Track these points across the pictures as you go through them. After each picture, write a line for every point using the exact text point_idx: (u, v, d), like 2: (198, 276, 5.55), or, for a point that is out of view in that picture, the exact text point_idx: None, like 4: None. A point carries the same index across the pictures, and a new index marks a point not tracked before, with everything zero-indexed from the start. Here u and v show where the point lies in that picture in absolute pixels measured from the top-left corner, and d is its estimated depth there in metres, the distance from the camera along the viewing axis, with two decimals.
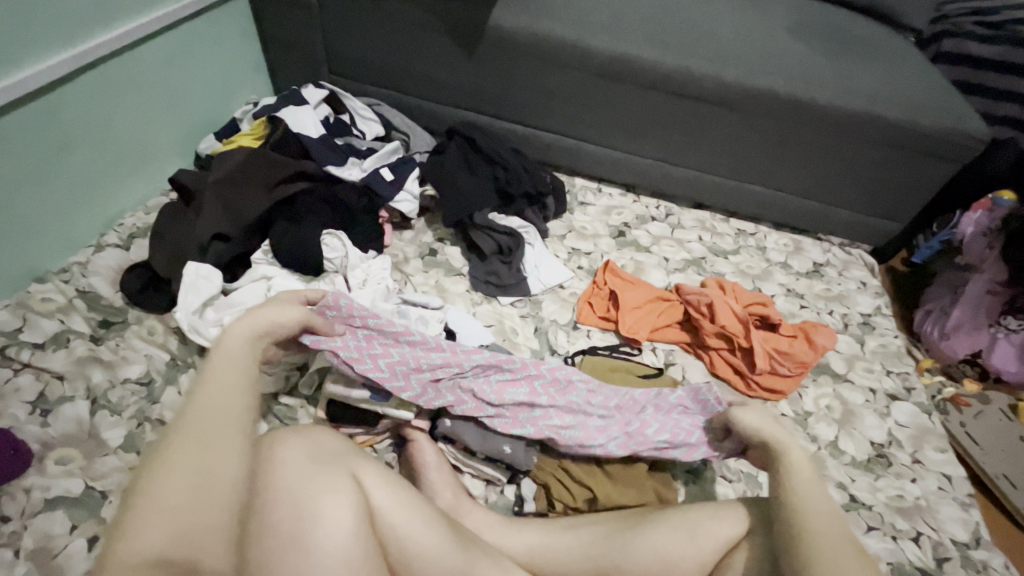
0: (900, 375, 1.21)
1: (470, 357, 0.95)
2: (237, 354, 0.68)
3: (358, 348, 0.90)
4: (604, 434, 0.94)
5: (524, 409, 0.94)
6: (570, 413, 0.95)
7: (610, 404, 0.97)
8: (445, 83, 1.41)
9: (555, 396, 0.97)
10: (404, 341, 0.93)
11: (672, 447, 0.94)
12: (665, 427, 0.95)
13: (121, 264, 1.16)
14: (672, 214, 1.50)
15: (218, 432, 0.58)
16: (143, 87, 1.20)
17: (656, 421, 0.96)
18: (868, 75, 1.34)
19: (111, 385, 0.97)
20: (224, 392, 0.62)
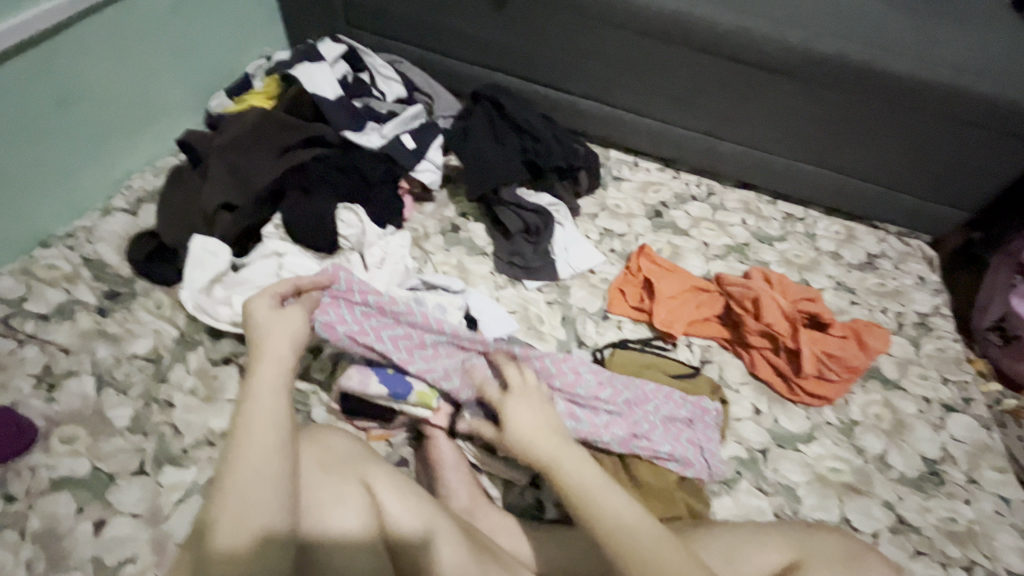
0: (958, 384, 1.11)
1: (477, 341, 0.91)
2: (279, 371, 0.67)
3: (359, 322, 0.89)
4: (607, 431, 0.89)
5: None
6: (574, 406, 0.90)
7: (618, 400, 0.91)
8: (473, 38, 1.28)
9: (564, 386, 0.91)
10: (405, 321, 0.90)
11: (669, 459, 0.89)
12: (671, 436, 0.90)
13: (128, 230, 1.10)
14: (714, 193, 1.38)
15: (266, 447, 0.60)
16: (145, 39, 1.11)
17: (661, 426, 0.91)
18: (956, 41, 1.17)
19: (117, 361, 0.93)
20: (265, 444, 0.60)
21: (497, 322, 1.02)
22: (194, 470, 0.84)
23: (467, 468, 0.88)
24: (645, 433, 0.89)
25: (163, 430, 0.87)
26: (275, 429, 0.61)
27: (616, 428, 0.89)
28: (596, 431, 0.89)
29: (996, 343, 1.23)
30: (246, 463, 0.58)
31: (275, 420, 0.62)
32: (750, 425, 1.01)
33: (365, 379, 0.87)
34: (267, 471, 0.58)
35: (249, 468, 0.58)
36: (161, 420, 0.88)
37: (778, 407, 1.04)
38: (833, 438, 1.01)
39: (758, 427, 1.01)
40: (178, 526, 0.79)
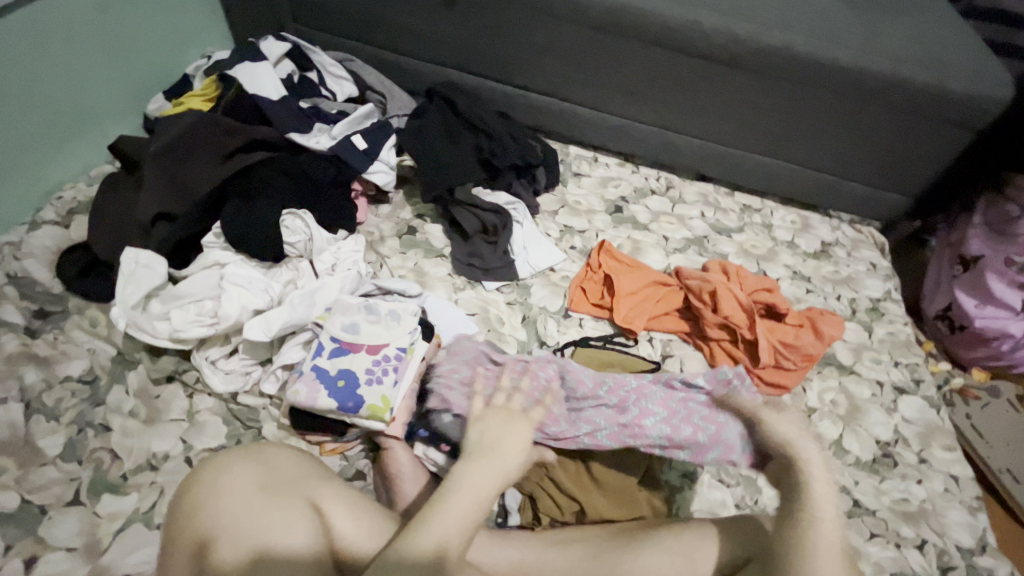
0: (908, 366, 1.14)
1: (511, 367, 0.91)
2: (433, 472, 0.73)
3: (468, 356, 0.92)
4: (591, 426, 0.87)
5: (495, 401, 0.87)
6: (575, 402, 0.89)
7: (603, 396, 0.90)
8: (424, 34, 1.25)
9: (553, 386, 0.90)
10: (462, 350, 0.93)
11: (676, 446, 0.87)
12: (673, 422, 0.88)
13: (60, 244, 1.03)
14: (673, 186, 1.38)
15: (284, 497, 0.67)
16: (68, 40, 1.03)
17: (660, 414, 0.89)
18: (898, 33, 1.19)
19: (49, 385, 0.87)
20: (461, 490, 0.70)
21: (455, 328, 1.01)
22: (136, 497, 0.80)
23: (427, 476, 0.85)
24: (636, 421, 0.87)
25: (101, 457, 0.82)
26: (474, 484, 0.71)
27: (600, 421, 0.88)
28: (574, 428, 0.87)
29: (943, 330, 1.28)
30: (264, 506, 0.65)
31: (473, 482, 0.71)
32: None
33: (314, 393, 0.83)
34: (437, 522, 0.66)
35: (260, 510, 0.65)
36: (99, 445, 0.83)
37: None
38: None
39: None
40: (118, 558, 0.75)
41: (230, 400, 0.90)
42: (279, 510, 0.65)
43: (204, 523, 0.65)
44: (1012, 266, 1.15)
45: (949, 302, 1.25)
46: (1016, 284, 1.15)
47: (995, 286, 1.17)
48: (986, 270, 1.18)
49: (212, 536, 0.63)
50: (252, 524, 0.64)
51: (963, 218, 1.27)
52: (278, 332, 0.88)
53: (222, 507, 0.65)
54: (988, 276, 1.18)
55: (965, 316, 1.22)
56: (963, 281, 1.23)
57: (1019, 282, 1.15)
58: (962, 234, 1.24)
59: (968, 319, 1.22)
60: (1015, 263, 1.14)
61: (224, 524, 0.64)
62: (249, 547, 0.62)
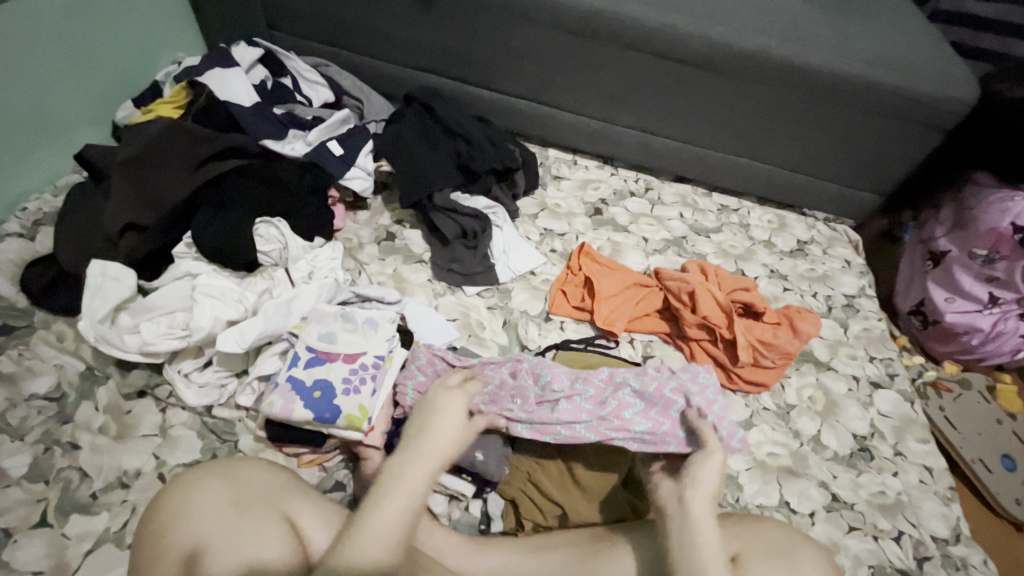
0: (883, 361, 1.16)
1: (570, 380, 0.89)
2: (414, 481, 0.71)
3: (537, 370, 0.89)
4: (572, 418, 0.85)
5: (552, 408, 0.87)
6: (604, 430, 0.84)
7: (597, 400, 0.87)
8: (400, 39, 1.24)
9: (583, 397, 0.87)
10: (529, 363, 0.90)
11: (651, 439, 0.83)
12: (645, 413, 0.85)
13: (24, 256, 1.00)
14: (652, 187, 1.39)
15: (265, 508, 0.66)
16: (29, 46, 1.00)
17: (628, 409, 0.86)
18: (866, 35, 1.22)
19: (13, 404, 0.84)
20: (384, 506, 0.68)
21: (432, 332, 1.01)
22: (107, 516, 0.77)
23: None
24: (614, 414, 0.85)
25: (69, 476, 0.80)
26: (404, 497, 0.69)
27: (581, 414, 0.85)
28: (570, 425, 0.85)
29: (917, 325, 1.31)
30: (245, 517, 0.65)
31: (402, 496, 0.70)
32: None
33: (289, 404, 0.82)
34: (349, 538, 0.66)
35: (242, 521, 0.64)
36: (66, 464, 0.80)
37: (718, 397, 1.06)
38: (771, 423, 1.03)
39: None
40: None
41: (204, 414, 0.88)
42: (261, 521, 0.65)
43: (175, 540, 0.63)
44: (975, 258, 1.18)
45: (921, 297, 1.28)
46: (980, 276, 1.18)
47: (962, 279, 1.20)
48: (953, 263, 1.22)
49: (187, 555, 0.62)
50: (232, 538, 0.63)
51: (931, 219, 1.32)
52: (253, 344, 0.87)
53: (195, 526, 0.63)
54: (955, 271, 1.21)
55: (937, 311, 1.24)
56: (934, 276, 1.26)
57: (985, 275, 1.17)
58: (933, 230, 1.29)
59: (938, 314, 1.24)
60: (975, 255, 1.18)
61: (205, 536, 0.63)
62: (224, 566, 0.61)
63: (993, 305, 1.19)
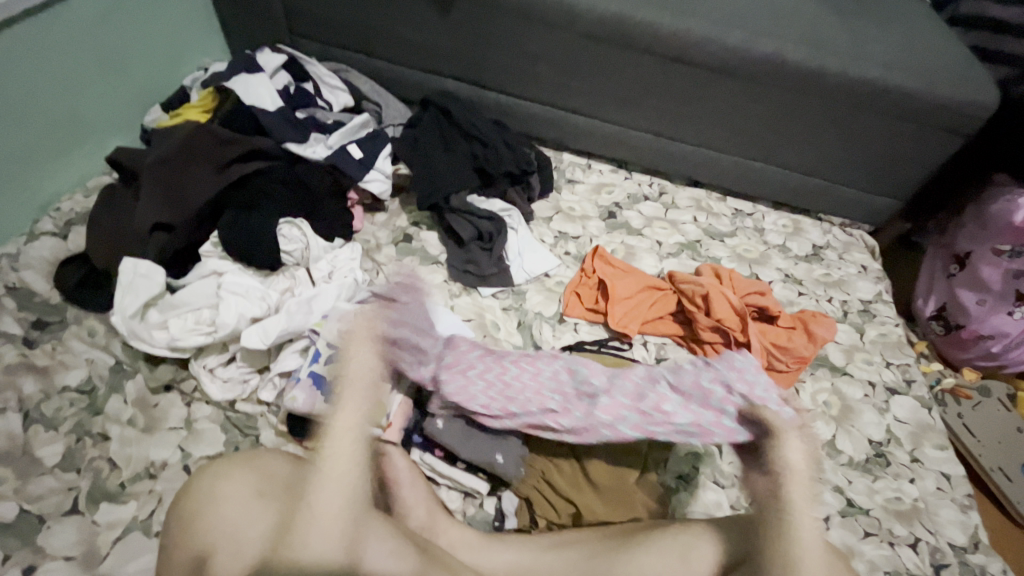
0: (900, 367, 1.15)
1: (607, 378, 0.93)
2: (342, 465, 0.69)
3: (572, 369, 0.93)
4: (615, 416, 0.88)
5: (594, 405, 0.89)
6: (648, 426, 0.88)
7: (635, 396, 0.91)
8: (418, 45, 1.27)
9: (621, 393, 0.91)
10: (565, 365, 0.94)
11: (699, 433, 0.88)
12: (689, 408, 0.90)
13: (57, 255, 1.04)
14: (666, 191, 1.40)
15: (260, 498, 0.69)
16: (67, 53, 1.05)
17: (674, 405, 0.90)
18: (883, 40, 1.22)
19: (46, 395, 0.87)
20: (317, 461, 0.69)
21: (449, 331, 1.02)
22: (134, 505, 0.80)
23: (423, 481, 0.87)
24: (655, 409, 0.89)
25: (99, 466, 0.83)
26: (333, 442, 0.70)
27: (623, 411, 0.89)
28: (616, 421, 0.88)
29: (938, 331, 1.30)
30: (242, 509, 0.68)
31: (331, 441, 0.70)
32: None
33: (312, 400, 0.85)
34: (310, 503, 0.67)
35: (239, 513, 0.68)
36: (97, 454, 0.84)
37: None
38: None
39: None
40: (117, 566, 0.75)
41: (227, 408, 0.90)
42: (257, 509, 0.68)
43: (200, 529, 0.68)
44: (998, 255, 1.17)
45: (942, 301, 1.27)
46: (1005, 274, 1.16)
47: (986, 278, 1.19)
48: (979, 263, 1.20)
49: (208, 545, 0.66)
50: (238, 527, 0.67)
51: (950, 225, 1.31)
52: (276, 341, 0.89)
53: (214, 516, 0.68)
54: (977, 271, 1.20)
55: (961, 315, 1.24)
56: (959, 279, 1.24)
57: (1009, 271, 1.15)
58: (953, 233, 1.28)
59: (964, 318, 1.23)
60: (999, 251, 1.17)
61: (218, 528, 0.67)
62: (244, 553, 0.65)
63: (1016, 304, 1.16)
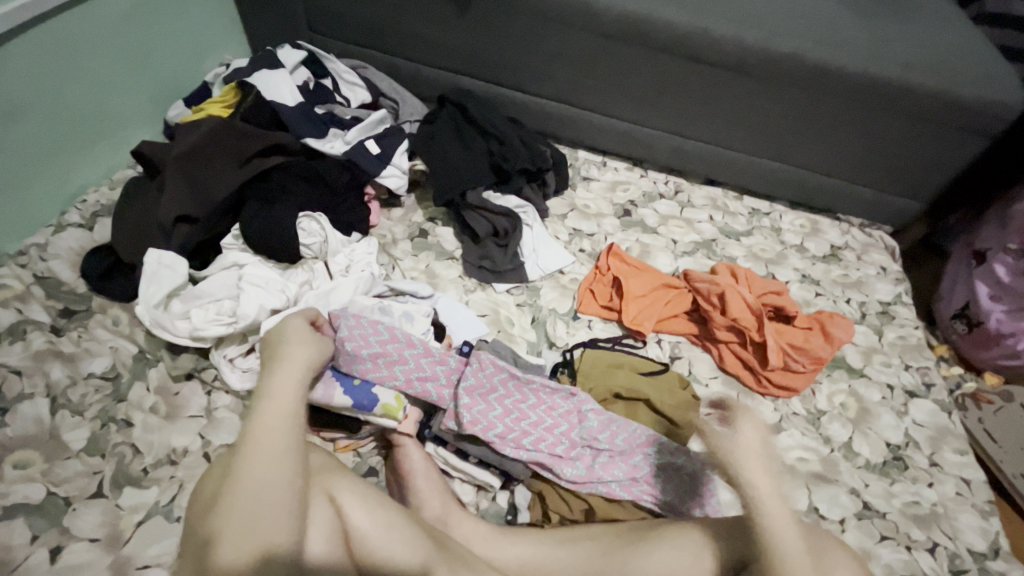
0: (919, 370, 1.14)
1: (608, 430, 0.91)
2: (282, 403, 0.66)
3: (576, 413, 0.92)
4: (608, 474, 0.88)
5: (588, 458, 0.89)
6: (635, 490, 0.88)
7: (631, 455, 0.90)
8: (436, 42, 1.27)
9: (618, 448, 0.90)
10: (570, 408, 0.92)
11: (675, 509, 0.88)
12: (674, 485, 0.89)
13: (84, 245, 1.07)
14: (682, 190, 1.39)
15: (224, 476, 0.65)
16: (94, 49, 1.07)
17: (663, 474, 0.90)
18: (906, 38, 1.20)
19: (73, 381, 0.90)
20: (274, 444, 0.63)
21: (463, 326, 1.03)
22: (156, 490, 0.82)
23: (438, 473, 0.88)
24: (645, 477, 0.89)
25: (123, 451, 0.85)
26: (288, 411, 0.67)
27: (616, 470, 0.89)
28: (606, 478, 0.88)
29: (961, 331, 1.26)
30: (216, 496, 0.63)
31: (286, 411, 0.66)
32: None
33: (330, 391, 0.85)
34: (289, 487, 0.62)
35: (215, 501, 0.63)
36: (120, 440, 0.86)
37: (747, 400, 1.05)
38: (801, 428, 1.02)
39: None
40: (139, 549, 0.77)
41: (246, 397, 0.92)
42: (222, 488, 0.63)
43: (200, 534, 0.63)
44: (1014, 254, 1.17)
45: (966, 299, 1.25)
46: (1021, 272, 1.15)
47: (1005, 276, 1.18)
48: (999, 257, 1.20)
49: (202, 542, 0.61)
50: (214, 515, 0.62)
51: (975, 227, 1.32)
52: None
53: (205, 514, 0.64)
54: (995, 269, 1.20)
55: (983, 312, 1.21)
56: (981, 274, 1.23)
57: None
58: (975, 233, 1.29)
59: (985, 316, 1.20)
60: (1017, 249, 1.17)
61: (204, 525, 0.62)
62: (246, 547, 0.57)
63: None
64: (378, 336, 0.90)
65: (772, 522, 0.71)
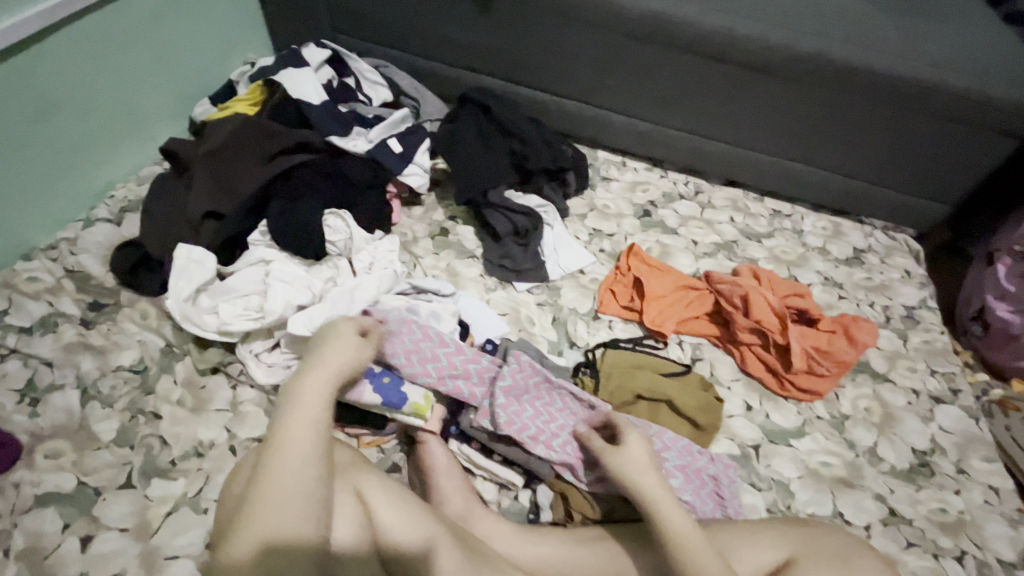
0: (945, 375, 1.12)
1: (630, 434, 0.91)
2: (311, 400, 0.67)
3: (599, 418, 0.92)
4: None
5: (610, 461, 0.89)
6: None
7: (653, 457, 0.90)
8: (458, 41, 1.28)
9: None
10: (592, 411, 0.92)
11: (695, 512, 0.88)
12: (694, 488, 0.89)
13: (112, 240, 1.08)
14: (702, 191, 1.39)
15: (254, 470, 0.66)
16: (123, 46, 1.09)
17: (683, 477, 0.89)
18: (935, 38, 1.18)
19: (102, 373, 0.91)
20: (299, 439, 0.63)
21: (486, 326, 1.04)
22: (184, 482, 0.83)
23: (460, 471, 0.88)
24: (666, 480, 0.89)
25: (151, 443, 0.86)
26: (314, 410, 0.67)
27: None
28: None
29: (979, 333, 1.25)
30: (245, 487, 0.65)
31: (314, 411, 0.66)
32: (742, 422, 1.01)
33: (358, 390, 0.86)
34: (307, 482, 0.61)
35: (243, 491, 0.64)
36: (149, 432, 0.87)
37: (770, 403, 1.04)
38: (825, 432, 1.01)
39: (750, 423, 1.01)
40: (168, 540, 0.78)
41: (271, 392, 0.93)
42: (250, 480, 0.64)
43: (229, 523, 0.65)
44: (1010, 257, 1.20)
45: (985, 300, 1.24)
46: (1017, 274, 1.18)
47: (1004, 278, 1.20)
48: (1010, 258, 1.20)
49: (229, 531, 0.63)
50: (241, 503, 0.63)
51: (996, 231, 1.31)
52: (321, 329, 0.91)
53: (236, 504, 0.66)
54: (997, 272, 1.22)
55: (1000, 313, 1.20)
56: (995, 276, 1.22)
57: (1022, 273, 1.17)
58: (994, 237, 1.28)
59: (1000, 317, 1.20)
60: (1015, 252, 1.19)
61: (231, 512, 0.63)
62: (259, 537, 0.57)
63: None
64: (412, 336, 0.93)
65: (674, 525, 0.73)
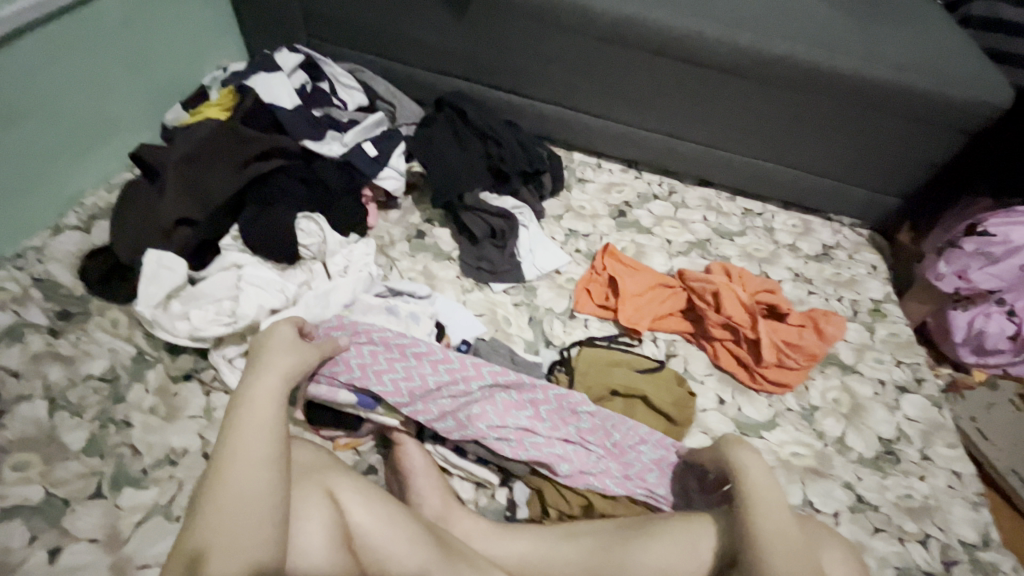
0: (911, 366, 1.15)
1: (599, 427, 0.93)
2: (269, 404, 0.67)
3: (570, 408, 0.93)
4: (601, 470, 0.89)
5: (585, 453, 0.90)
6: (630, 485, 0.89)
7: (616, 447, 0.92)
8: (433, 45, 1.29)
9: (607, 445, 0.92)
10: (579, 412, 0.93)
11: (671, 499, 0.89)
12: (668, 479, 0.90)
13: (82, 248, 1.07)
14: (676, 191, 1.41)
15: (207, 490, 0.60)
16: (91, 53, 1.08)
17: (657, 466, 0.91)
18: (895, 40, 1.23)
19: (71, 383, 0.90)
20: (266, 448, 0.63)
21: (461, 327, 1.05)
22: (156, 490, 0.82)
23: (438, 471, 0.88)
24: (638, 474, 0.90)
25: (122, 451, 0.85)
26: (271, 419, 0.65)
27: (609, 471, 0.89)
28: (593, 473, 0.89)
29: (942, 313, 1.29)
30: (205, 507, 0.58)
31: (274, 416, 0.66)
32: (715, 416, 1.03)
33: (334, 388, 0.88)
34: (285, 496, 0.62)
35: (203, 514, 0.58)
36: (120, 440, 0.86)
37: (742, 397, 1.06)
38: (795, 424, 1.04)
39: (723, 416, 1.03)
40: (140, 549, 0.77)
41: None
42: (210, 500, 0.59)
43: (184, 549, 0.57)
44: (984, 258, 1.19)
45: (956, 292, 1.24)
46: (993, 273, 1.18)
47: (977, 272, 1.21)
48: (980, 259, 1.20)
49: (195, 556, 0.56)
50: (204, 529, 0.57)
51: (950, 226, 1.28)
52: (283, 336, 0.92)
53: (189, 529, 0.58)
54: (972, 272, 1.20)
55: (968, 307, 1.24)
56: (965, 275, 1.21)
57: (998, 270, 1.18)
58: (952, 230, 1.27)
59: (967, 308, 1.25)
60: (987, 253, 1.18)
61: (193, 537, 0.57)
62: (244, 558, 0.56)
63: (1005, 293, 1.20)
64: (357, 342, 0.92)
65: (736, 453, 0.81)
